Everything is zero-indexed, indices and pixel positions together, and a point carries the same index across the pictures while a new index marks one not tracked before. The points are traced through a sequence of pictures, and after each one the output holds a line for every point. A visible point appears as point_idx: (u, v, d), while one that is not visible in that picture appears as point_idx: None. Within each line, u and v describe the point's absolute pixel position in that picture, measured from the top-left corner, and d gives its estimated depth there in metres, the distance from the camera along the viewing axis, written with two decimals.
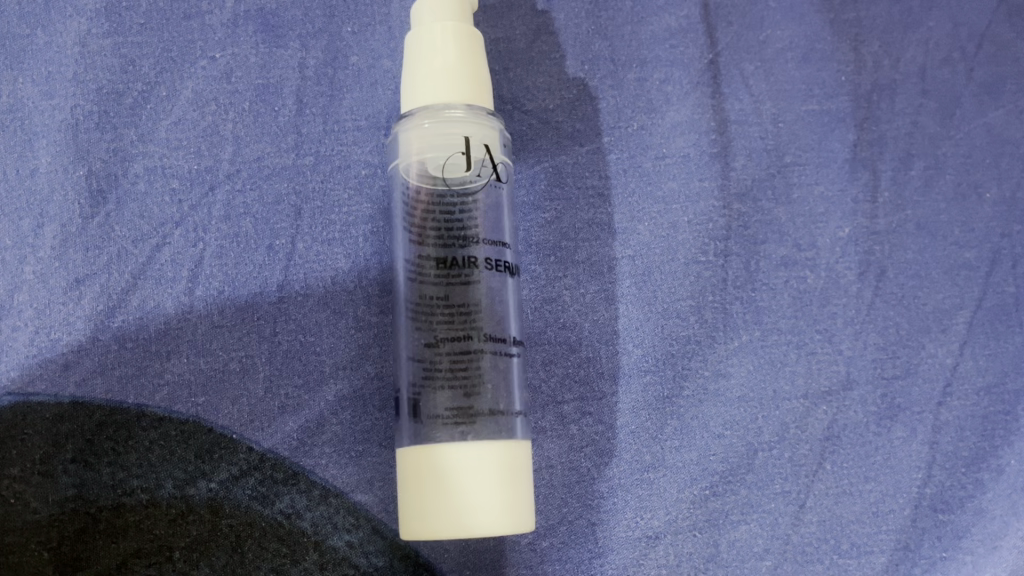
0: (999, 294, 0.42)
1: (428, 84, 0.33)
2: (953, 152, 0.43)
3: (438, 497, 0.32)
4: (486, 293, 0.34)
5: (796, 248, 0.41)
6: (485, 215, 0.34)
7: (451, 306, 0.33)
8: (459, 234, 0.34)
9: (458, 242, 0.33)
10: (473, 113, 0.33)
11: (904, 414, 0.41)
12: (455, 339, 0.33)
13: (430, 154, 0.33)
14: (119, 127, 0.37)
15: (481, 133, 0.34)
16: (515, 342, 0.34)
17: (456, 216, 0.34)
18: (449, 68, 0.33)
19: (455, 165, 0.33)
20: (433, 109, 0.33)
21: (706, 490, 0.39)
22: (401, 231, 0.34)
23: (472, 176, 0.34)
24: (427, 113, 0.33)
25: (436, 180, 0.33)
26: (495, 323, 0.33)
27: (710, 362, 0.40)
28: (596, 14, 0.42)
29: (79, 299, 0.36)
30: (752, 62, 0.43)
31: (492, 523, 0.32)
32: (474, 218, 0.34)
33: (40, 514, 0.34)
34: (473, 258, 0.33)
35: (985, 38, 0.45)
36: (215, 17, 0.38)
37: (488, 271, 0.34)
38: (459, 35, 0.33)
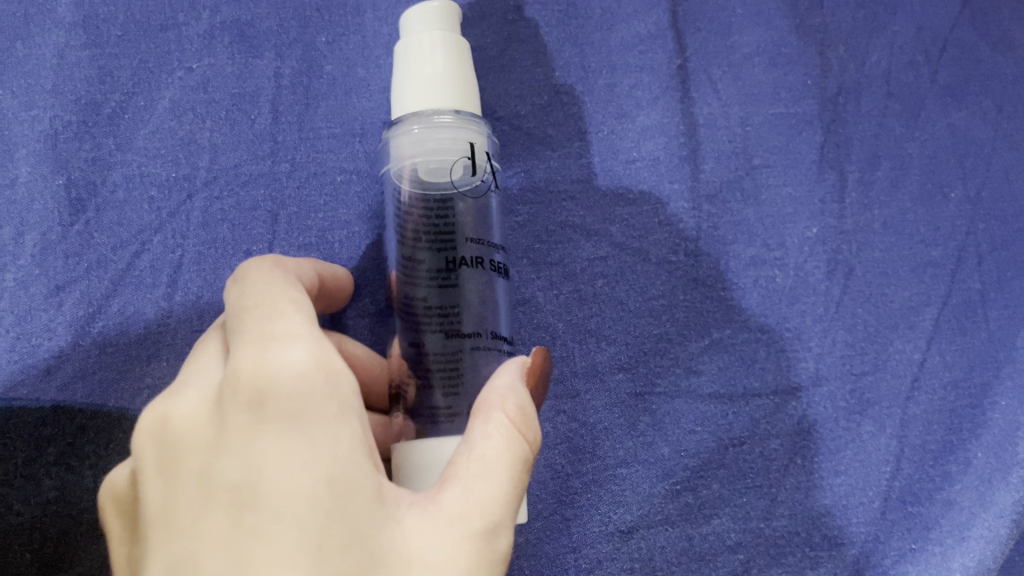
0: (964, 290, 0.43)
1: (417, 90, 0.32)
2: (918, 153, 0.45)
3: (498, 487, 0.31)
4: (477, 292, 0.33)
5: (765, 248, 0.42)
6: (475, 213, 0.33)
7: (443, 305, 0.32)
8: (448, 234, 0.33)
9: (449, 241, 0.33)
10: (464, 118, 0.32)
11: (873, 408, 0.41)
12: (447, 337, 0.32)
13: (424, 159, 0.32)
14: (98, 137, 0.38)
15: (472, 138, 0.32)
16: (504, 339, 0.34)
17: (448, 218, 0.33)
18: (438, 77, 0.32)
19: (447, 168, 0.32)
20: (427, 115, 0.32)
21: (678, 485, 0.39)
22: (394, 231, 0.34)
23: (466, 177, 0.33)
24: (419, 119, 0.32)
25: (430, 184, 0.32)
26: (483, 321, 0.33)
27: (682, 359, 0.41)
28: (566, 22, 0.43)
29: (60, 306, 0.36)
30: (720, 67, 0.44)
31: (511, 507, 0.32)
32: (464, 218, 0.33)
33: (23, 516, 0.35)
34: (464, 258, 0.33)
35: (948, 42, 0.46)
36: (191, 28, 0.39)
37: (476, 267, 0.33)
38: (448, 43, 0.32)
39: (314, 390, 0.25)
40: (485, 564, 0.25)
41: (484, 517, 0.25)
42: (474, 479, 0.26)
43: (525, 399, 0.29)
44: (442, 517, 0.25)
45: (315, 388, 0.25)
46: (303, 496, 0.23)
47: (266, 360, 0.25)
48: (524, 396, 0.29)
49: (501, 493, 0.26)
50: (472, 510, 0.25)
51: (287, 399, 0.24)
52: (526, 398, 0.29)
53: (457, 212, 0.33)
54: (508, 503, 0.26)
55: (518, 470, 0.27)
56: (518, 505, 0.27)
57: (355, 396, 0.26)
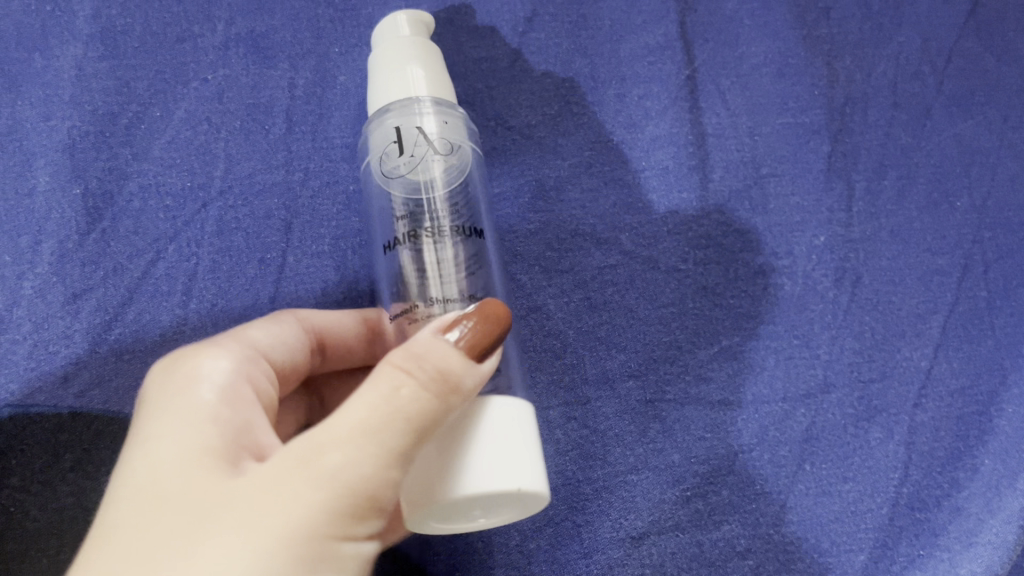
0: (971, 298, 0.44)
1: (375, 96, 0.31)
2: (925, 162, 0.45)
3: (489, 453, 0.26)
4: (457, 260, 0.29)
5: (773, 256, 0.43)
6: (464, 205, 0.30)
7: (429, 291, 0.29)
8: (430, 214, 0.29)
9: (416, 213, 0.30)
10: (409, 101, 0.30)
11: (881, 415, 0.42)
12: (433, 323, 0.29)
13: (408, 137, 0.29)
14: (115, 147, 0.38)
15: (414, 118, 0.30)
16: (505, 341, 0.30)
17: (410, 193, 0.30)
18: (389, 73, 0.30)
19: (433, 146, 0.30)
20: (401, 104, 0.30)
21: (688, 491, 0.40)
22: (384, 229, 0.31)
23: (455, 156, 0.30)
24: (392, 111, 0.30)
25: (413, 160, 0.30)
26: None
27: (691, 366, 0.41)
28: (576, 34, 0.45)
29: (77, 313, 0.37)
30: (728, 78, 0.45)
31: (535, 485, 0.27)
32: (450, 201, 0.30)
33: (39, 522, 0.35)
34: (433, 224, 0.29)
35: (953, 52, 0.46)
36: (207, 40, 0.40)
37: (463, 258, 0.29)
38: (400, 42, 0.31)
39: (192, 377, 0.28)
40: (319, 484, 0.23)
41: (324, 446, 0.23)
42: (336, 416, 0.24)
43: (434, 335, 0.25)
44: (282, 456, 0.24)
45: (191, 375, 0.28)
46: (155, 460, 0.25)
47: (187, 360, 0.29)
48: (438, 331, 0.26)
49: (367, 412, 0.24)
50: (311, 442, 0.24)
51: (175, 390, 0.27)
52: (447, 331, 0.26)
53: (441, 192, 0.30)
54: (364, 431, 0.23)
55: (391, 398, 0.24)
56: (401, 429, 0.24)
57: (232, 384, 0.28)
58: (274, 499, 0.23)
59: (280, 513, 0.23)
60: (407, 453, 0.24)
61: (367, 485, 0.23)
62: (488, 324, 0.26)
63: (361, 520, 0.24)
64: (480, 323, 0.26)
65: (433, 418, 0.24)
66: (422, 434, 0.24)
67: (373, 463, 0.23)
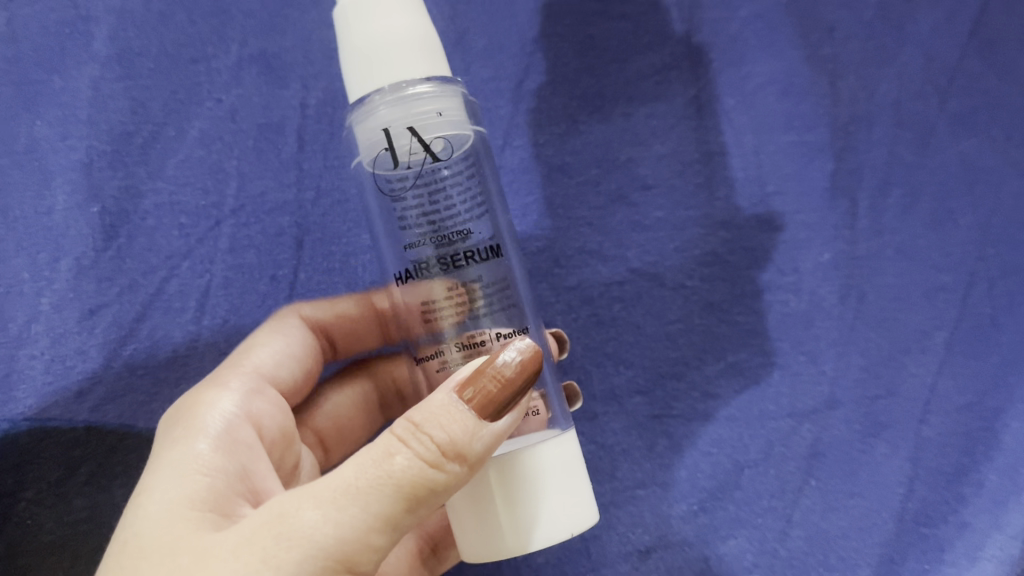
0: (975, 315, 0.44)
1: (355, 78, 0.28)
2: (928, 180, 0.45)
3: (556, 494, 0.28)
4: (492, 287, 0.29)
5: (779, 273, 0.43)
6: (471, 187, 0.29)
7: (456, 312, 0.29)
8: (442, 220, 0.29)
9: (453, 238, 0.29)
10: (397, 97, 0.28)
11: (887, 431, 0.42)
12: (463, 338, 0.29)
13: (399, 139, 0.28)
14: (130, 166, 0.39)
15: (406, 117, 0.28)
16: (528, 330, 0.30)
17: (437, 211, 0.29)
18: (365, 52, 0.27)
19: (427, 142, 0.28)
20: (379, 97, 0.28)
21: (695, 506, 0.41)
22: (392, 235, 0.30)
23: (451, 142, 0.28)
24: (372, 108, 0.28)
25: (410, 162, 0.28)
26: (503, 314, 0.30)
27: (698, 383, 0.42)
28: (584, 54, 0.45)
29: (93, 329, 0.37)
30: (733, 97, 0.45)
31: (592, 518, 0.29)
32: (458, 194, 0.29)
33: (53, 535, 0.36)
34: (470, 253, 0.29)
35: (956, 72, 0.46)
36: (221, 61, 0.40)
37: (483, 257, 0.29)
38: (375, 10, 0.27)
39: (192, 428, 0.29)
40: (278, 538, 0.23)
41: (304, 505, 0.24)
42: (330, 475, 0.24)
43: (447, 396, 0.25)
44: (267, 511, 0.24)
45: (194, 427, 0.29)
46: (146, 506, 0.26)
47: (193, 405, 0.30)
48: (453, 391, 0.25)
49: (353, 476, 0.24)
50: (294, 499, 0.24)
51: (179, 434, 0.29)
52: (460, 393, 0.25)
53: (448, 189, 0.29)
54: (347, 493, 0.23)
55: (381, 463, 0.24)
56: (387, 498, 0.24)
57: (228, 432, 0.29)
58: (249, 551, 0.23)
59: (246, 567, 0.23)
60: (397, 519, 0.24)
61: (344, 547, 0.23)
62: (504, 386, 0.25)
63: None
64: (494, 385, 0.25)
65: (428, 486, 0.24)
66: (414, 502, 0.24)
67: (353, 524, 0.23)
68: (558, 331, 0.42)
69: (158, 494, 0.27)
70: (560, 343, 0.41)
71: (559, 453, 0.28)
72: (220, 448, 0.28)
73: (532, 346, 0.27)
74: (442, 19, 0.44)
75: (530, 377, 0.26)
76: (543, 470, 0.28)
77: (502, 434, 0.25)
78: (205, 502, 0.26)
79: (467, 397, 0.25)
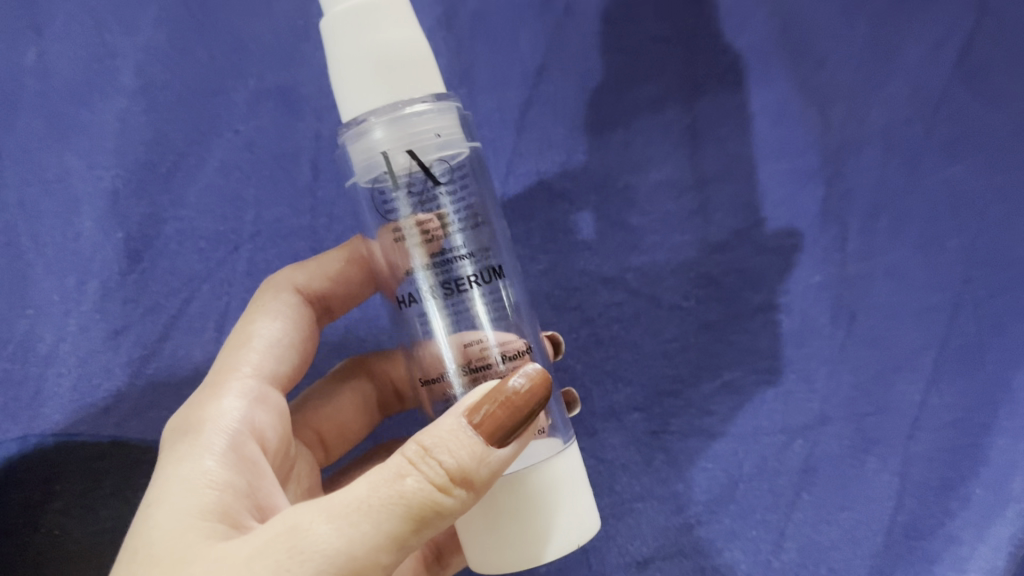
0: (962, 335, 0.45)
1: (353, 98, 0.29)
2: (917, 204, 0.47)
3: (551, 509, 0.29)
4: (487, 306, 0.31)
5: (771, 295, 0.45)
6: (464, 199, 0.31)
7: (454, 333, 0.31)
8: (438, 237, 0.30)
9: (448, 264, 0.30)
10: (396, 121, 0.29)
11: (877, 447, 0.44)
12: (460, 355, 0.31)
13: (396, 159, 0.29)
14: (153, 194, 0.41)
15: (405, 141, 0.29)
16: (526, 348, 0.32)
17: (434, 234, 0.30)
18: (367, 74, 0.29)
19: (420, 159, 0.30)
20: (370, 116, 0.29)
21: (691, 518, 0.43)
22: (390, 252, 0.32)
23: (448, 162, 0.30)
24: (366, 129, 0.29)
25: (406, 179, 0.30)
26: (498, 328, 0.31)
27: (695, 401, 0.44)
28: (584, 85, 0.47)
29: (118, 348, 0.39)
30: (728, 125, 0.47)
31: (589, 530, 0.31)
32: (452, 208, 0.30)
33: (80, 544, 0.37)
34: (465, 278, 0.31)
35: (942, 100, 0.48)
36: (239, 94, 0.42)
37: (480, 276, 0.31)
38: (377, 34, 0.28)
39: (199, 441, 0.30)
40: (291, 550, 0.24)
41: (318, 519, 0.24)
42: (341, 492, 0.25)
43: (457, 420, 0.26)
44: (278, 525, 0.25)
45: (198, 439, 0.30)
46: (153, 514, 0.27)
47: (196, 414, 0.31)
48: (463, 416, 0.26)
49: (365, 494, 0.25)
50: (305, 514, 0.25)
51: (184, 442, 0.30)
52: (469, 418, 0.26)
53: (443, 203, 0.30)
54: (359, 510, 0.24)
55: (393, 484, 0.25)
56: (395, 516, 0.25)
57: (233, 447, 0.30)
58: (261, 563, 0.24)
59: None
60: (404, 539, 0.25)
61: (354, 563, 0.24)
62: (512, 412, 0.27)
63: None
64: (503, 412, 0.26)
65: (436, 508, 0.25)
66: (422, 523, 0.25)
67: (364, 540, 0.24)
68: (554, 334, 0.43)
69: (168, 505, 0.27)
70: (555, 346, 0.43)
71: (556, 470, 0.30)
72: (227, 464, 0.29)
73: (539, 368, 0.28)
74: (448, 53, 0.47)
75: (538, 405, 0.27)
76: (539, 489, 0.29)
77: (506, 459, 0.27)
78: (213, 514, 0.27)
79: (475, 423, 0.26)
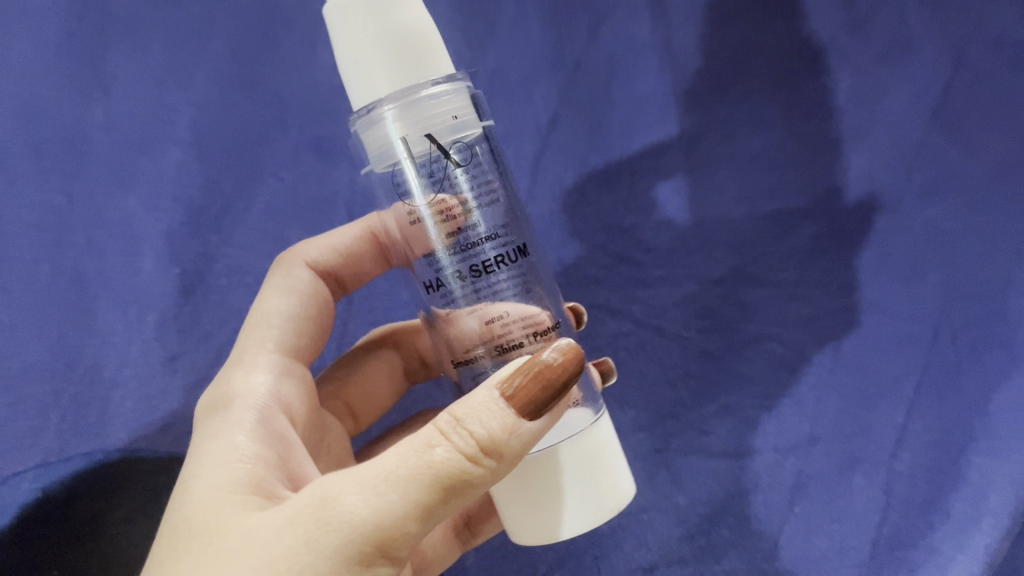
0: (942, 363, 0.49)
1: (362, 88, 0.32)
2: (898, 241, 0.51)
3: (584, 480, 0.33)
4: (509, 283, 0.34)
5: (765, 326, 0.50)
6: (481, 177, 0.34)
7: (480, 312, 0.34)
8: (459, 220, 0.33)
9: (472, 249, 0.33)
10: (410, 108, 0.32)
11: (863, 465, 0.48)
12: (486, 334, 0.34)
13: (415, 144, 0.32)
14: (206, 234, 0.46)
15: (420, 127, 0.32)
16: (550, 323, 0.35)
17: (457, 223, 0.33)
18: (372, 71, 0.31)
19: (436, 140, 0.32)
20: (385, 101, 0.32)
21: (692, 529, 0.47)
22: (410, 235, 0.34)
23: (461, 144, 0.33)
24: (381, 114, 0.32)
25: (423, 161, 0.33)
26: (519, 307, 0.34)
27: (694, 421, 0.48)
28: (591, 135, 0.52)
29: (175, 372, 0.44)
30: (725, 171, 0.52)
31: (621, 498, 0.34)
32: (470, 187, 0.33)
33: (141, 547, 0.41)
34: (489, 261, 0.33)
35: (922, 146, 0.52)
36: (281, 144, 0.47)
37: (504, 255, 0.34)
38: (381, 34, 0.31)
39: (229, 423, 0.33)
40: (317, 519, 0.26)
41: (347, 489, 0.26)
42: (373, 463, 0.27)
43: (488, 394, 0.28)
44: (309, 494, 0.27)
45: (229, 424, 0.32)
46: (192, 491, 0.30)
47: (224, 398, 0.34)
48: (494, 390, 0.28)
49: (391, 463, 0.26)
50: (335, 484, 0.27)
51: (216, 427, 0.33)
52: (500, 392, 0.28)
53: (460, 182, 0.33)
54: (388, 480, 0.26)
55: (423, 454, 0.26)
56: (420, 485, 0.26)
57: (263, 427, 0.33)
58: (292, 531, 0.26)
59: (292, 548, 0.25)
60: (432, 508, 0.26)
61: (381, 530, 0.26)
62: (542, 386, 0.28)
63: (371, 562, 0.26)
64: (533, 386, 0.28)
65: (466, 478, 0.26)
66: (451, 492, 0.26)
67: (392, 507, 0.26)
68: (578, 307, 0.48)
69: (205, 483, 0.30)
70: (577, 317, 0.48)
71: (583, 443, 0.33)
72: (256, 438, 0.32)
73: (572, 345, 0.30)
74: None
75: (565, 381, 0.29)
76: (570, 463, 0.33)
77: (534, 431, 0.28)
78: (249, 486, 0.29)
79: (507, 395, 0.28)
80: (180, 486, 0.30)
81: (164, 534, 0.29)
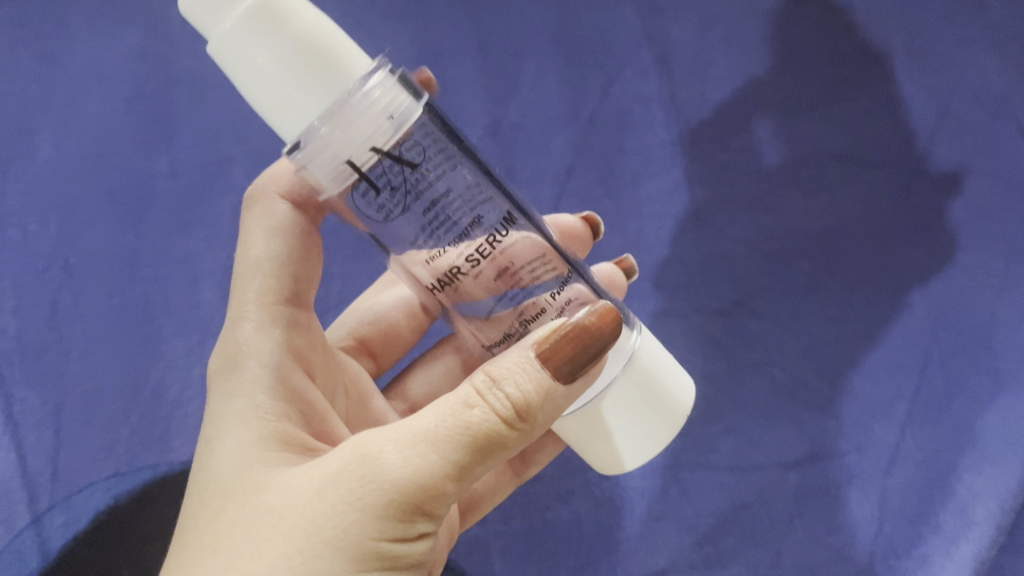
0: (931, 389, 0.52)
1: (285, 119, 0.27)
2: (887, 276, 0.55)
3: (650, 403, 0.35)
4: (517, 242, 0.31)
5: (766, 354, 0.54)
6: (445, 159, 0.29)
7: (491, 277, 0.31)
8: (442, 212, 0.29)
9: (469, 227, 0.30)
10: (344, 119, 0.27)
11: (858, 481, 0.51)
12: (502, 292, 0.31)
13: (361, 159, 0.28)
14: None
15: (361, 139, 0.27)
16: (565, 266, 0.33)
17: (440, 206, 0.29)
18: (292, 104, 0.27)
19: (382, 146, 0.28)
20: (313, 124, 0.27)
21: (699, 538, 0.51)
22: (387, 233, 0.30)
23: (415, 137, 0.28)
24: (311, 139, 0.27)
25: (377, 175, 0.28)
26: (534, 248, 0.32)
27: (701, 439, 0.53)
28: (604, 181, 0.59)
29: None
30: (726, 214, 0.57)
31: (684, 413, 0.37)
32: (441, 175, 0.29)
33: None
34: (491, 231, 0.30)
35: (908, 190, 0.57)
36: None
37: (498, 228, 0.30)
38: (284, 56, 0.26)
39: (244, 378, 0.33)
40: (358, 479, 0.28)
41: (389, 448, 0.28)
42: (412, 422, 0.29)
43: (523, 354, 0.30)
44: (351, 452, 0.29)
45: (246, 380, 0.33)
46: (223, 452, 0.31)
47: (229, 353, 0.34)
48: (529, 350, 0.30)
49: (430, 423, 0.28)
50: (376, 443, 0.28)
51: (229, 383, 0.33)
52: (534, 352, 0.30)
53: (428, 178, 0.29)
54: (428, 441, 0.28)
55: (462, 414, 0.28)
56: (455, 445, 0.28)
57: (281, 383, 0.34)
58: (336, 490, 0.28)
59: (337, 509, 0.27)
60: (467, 467, 0.28)
61: (421, 486, 0.27)
62: (577, 347, 0.30)
63: (409, 515, 0.28)
64: (569, 345, 0.30)
65: (500, 439, 0.28)
66: (486, 451, 0.28)
67: (430, 465, 0.27)
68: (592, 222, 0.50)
69: (234, 443, 0.31)
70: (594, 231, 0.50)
71: (640, 370, 0.35)
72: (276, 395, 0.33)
73: (608, 305, 0.32)
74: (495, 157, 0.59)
75: (596, 343, 0.31)
76: (634, 394, 0.35)
77: (564, 393, 0.30)
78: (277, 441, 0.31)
79: (541, 356, 0.30)
80: (210, 445, 0.32)
81: (195, 493, 0.31)
